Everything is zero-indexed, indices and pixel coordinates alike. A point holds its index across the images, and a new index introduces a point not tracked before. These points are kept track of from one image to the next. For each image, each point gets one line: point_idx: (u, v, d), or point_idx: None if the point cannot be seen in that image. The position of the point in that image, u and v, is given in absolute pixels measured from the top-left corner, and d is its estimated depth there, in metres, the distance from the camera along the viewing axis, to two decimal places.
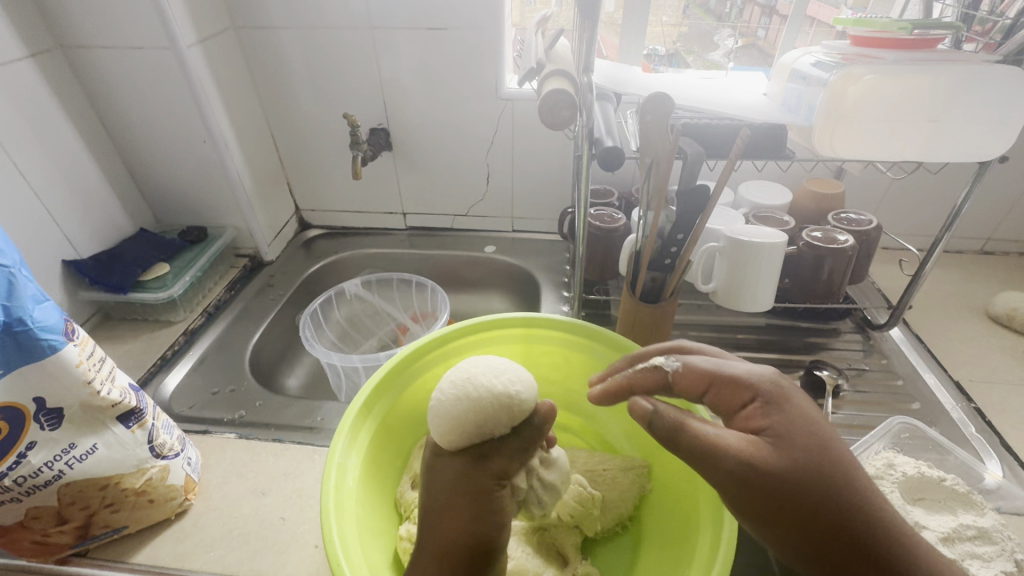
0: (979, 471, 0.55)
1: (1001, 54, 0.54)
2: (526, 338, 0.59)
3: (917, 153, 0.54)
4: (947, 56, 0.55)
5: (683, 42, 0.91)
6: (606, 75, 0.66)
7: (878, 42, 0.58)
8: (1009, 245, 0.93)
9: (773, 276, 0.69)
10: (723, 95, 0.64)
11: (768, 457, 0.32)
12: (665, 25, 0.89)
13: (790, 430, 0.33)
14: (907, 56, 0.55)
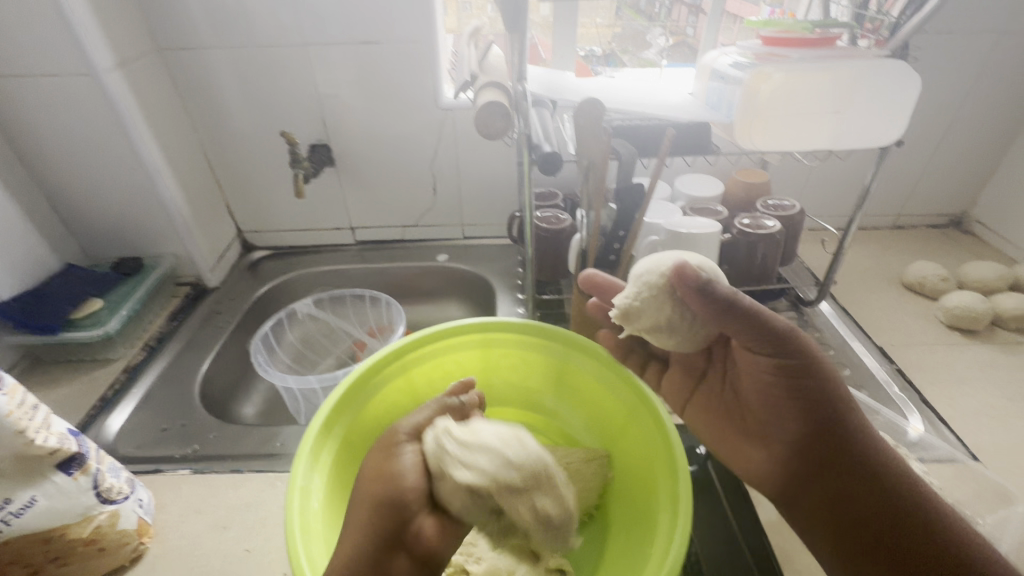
0: (903, 426, 0.61)
1: (888, 48, 0.60)
2: (484, 343, 0.61)
3: (827, 144, 0.59)
4: (843, 53, 0.60)
5: (618, 42, 0.94)
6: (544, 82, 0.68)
7: (787, 41, 0.63)
8: (917, 218, 1.03)
9: (711, 264, 0.74)
10: (651, 97, 0.68)
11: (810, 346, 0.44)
12: (599, 26, 0.92)
13: None
14: (808, 54, 0.61)
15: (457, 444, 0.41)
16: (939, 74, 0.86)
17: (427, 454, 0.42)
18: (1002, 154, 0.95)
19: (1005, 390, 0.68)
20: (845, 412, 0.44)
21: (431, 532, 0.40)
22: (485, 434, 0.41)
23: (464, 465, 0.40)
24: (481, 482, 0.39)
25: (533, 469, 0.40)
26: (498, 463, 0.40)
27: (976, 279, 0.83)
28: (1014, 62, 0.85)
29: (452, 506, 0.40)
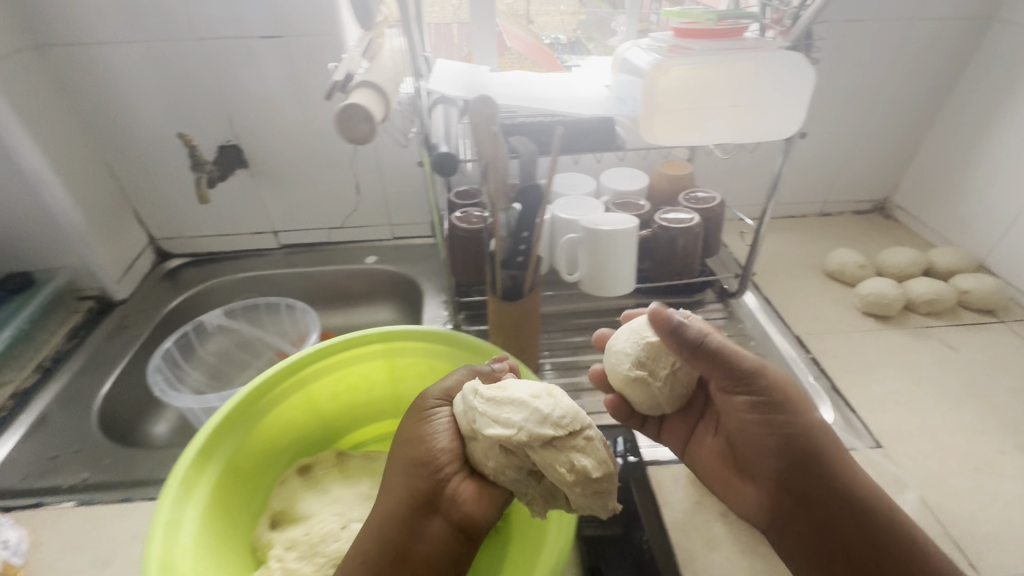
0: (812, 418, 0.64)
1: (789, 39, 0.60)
2: (388, 353, 0.58)
3: (729, 137, 0.58)
4: (746, 45, 0.59)
5: (582, 30, 0.91)
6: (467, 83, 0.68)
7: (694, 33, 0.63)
8: (843, 204, 1.05)
9: (630, 261, 0.73)
10: (561, 90, 0.69)
11: (782, 380, 0.48)
12: (563, 14, 0.89)
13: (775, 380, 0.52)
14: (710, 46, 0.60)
15: (486, 402, 0.46)
16: (852, 63, 0.87)
17: (458, 419, 0.48)
18: (919, 140, 0.97)
19: (911, 374, 0.70)
20: (821, 440, 0.47)
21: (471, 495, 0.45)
22: (515, 393, 0.46)
23: (495, 423, 0.45)
24: (511, 433, 0.43)
25: (564, 425, 0.44)
26: (527, 419, 0.44)
27: (891, 265, 0.85)
28: (927, 48, 0.86)
29: (486, 463, 0.45)
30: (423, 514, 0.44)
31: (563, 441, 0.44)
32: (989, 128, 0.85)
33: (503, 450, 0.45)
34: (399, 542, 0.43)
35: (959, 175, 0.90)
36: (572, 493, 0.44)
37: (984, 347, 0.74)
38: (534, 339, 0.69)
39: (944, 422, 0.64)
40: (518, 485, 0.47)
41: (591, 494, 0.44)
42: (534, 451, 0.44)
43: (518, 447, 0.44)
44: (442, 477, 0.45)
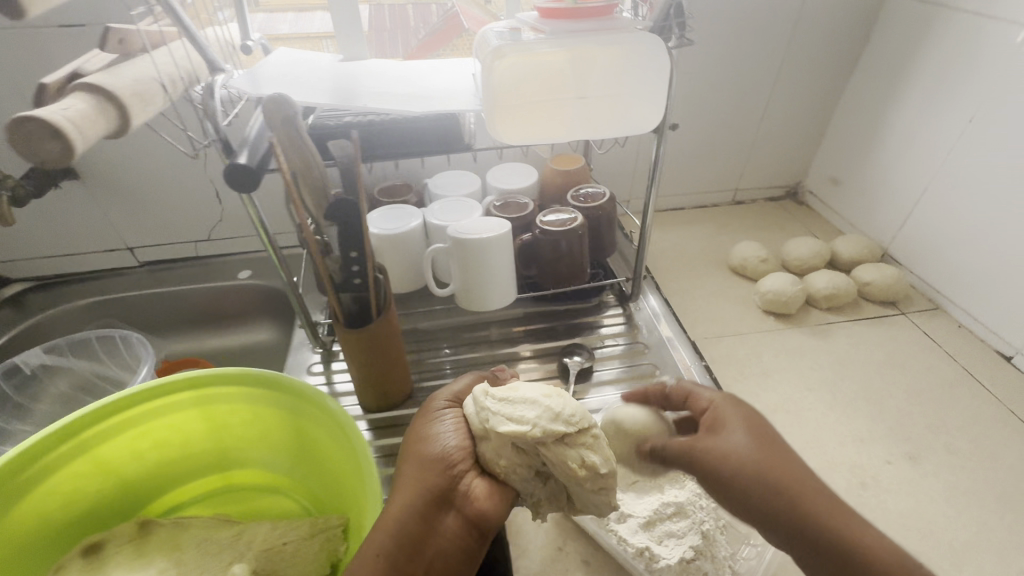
0: None
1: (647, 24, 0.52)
2: (199, 402, 0.50)
3: (580, 135, 0.51)
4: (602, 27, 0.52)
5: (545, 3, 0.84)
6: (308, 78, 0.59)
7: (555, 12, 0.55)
8: (755, 191, 1.00)
9: (506, 270, 0.66)
10: (414, 81, 0.61)
11: (722, 440, 0.39)
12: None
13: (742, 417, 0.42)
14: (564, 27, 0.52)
15: (498, 402, 0.44)
16: (747, 42, 0.81)
17: (470, 418, 0.46)
18: (825, 122, 0.93)
19: (806, 378, 0.66)
20: (777, 491, 0.36)
21: (485, 494, 0.43)
22: (528, 392, 0.44)
23: (508, 421, 0.43)
24: (527, 429, 0.41)
25: (575, 421, 0.42)
26: (541, 415, 0.42)
27: (795, 257, 0.81)
28: (824, 23, 0.81)
29: (497, 461, 0.44)
30: (436, 513, 0.42)
31: (575, 437, 0.42)
32: (889, 108, 0.82)
33: (516, 448, 0.43)
34: (413, 537, 0.40)
35: (864, 158, 0.87)
36: (581, 489, 0.42)
37: (882, 343, 0.71)
38: (394, 364, 0.61)
39: (834, 432, 0.59)
40: (526, 485, 0.45)
41: (598, 490, 0.42)
42: (547, 448, 0.42)
43: (530, 444, 0.42)
44: (455, 474, 0.44)
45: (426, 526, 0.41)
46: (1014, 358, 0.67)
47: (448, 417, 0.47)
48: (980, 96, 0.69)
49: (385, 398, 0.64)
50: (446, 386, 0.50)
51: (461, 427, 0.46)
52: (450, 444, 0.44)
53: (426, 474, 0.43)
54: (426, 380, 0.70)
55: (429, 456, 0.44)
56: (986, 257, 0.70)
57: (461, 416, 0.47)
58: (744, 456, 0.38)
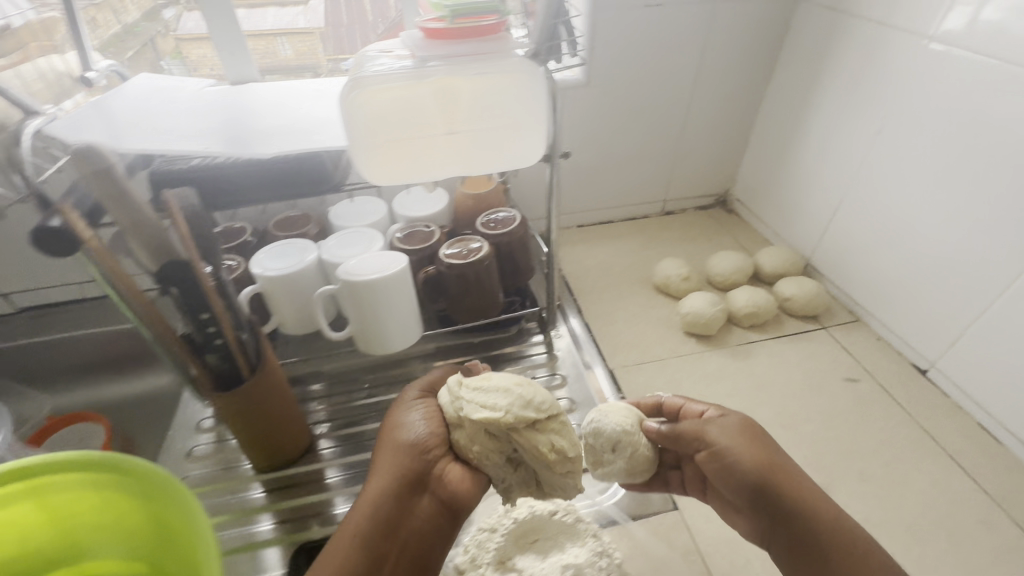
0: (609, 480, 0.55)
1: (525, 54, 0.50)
2: (34, 493, 0.43)
3: (454, 172, 0.46)
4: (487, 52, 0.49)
5: None
6: (160, 111, 0.53)
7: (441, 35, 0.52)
8: (683, 201, 0.98)
9: (405, 311, 0.62)
10: (285, 112, 0.55)
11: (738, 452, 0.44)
12: None
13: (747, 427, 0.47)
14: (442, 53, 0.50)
15: (473, 391, 0.44)
16: (657, 53, 0.78)
17: (443, 408, 0.47)
18: (746, 130, 0.92)
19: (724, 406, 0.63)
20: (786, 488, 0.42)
21: (456, 475, 0.45)
22: (500, 381, 0.45)
23: (482, 408, 0.43)
24: (499, 416, 0.42)
25: (544, 408, 0.43)
26: (512, 402, 0.43)
27: (718, 272, 0.79)
28: (738, 30, 0.79)
29: (469, 447, 0.45)
30: (408, 496, 0.44)
31: (544, 423, 0.44)
32: (804, 117, 0.81)
33: (489, 434, 0.44)
34: (387, 517, 0.43)
35: (784, 167, 0.86)
36: (550, 472, 0.44)
37: (801, 362, 0.69)
38: (279, 423, 0.56)
39: None
40: (498, 471, 0.45)
41: (565, 473, 0.44)
42: (519, 433, 0.43)
43: (503, 430, 0.43)
44: (429, 459, 0.45)
45: (399, 508, 0.44)
46: (929, 371, 0.67)
47: (423, 406, 0.48)
48: (885, 106, 0.68)
49: (279, 455, 0.59)
50: (422, 377, 0.51)
51: (435, 415, 0.47)
52: (423, 431, 0.46)
53: (399, 461, 0.45)
54: (336, 428, 0.65)
55: (402, 444, 0.45)
56: (899, 268, 0.69)
57: (435, 407, 0.48)
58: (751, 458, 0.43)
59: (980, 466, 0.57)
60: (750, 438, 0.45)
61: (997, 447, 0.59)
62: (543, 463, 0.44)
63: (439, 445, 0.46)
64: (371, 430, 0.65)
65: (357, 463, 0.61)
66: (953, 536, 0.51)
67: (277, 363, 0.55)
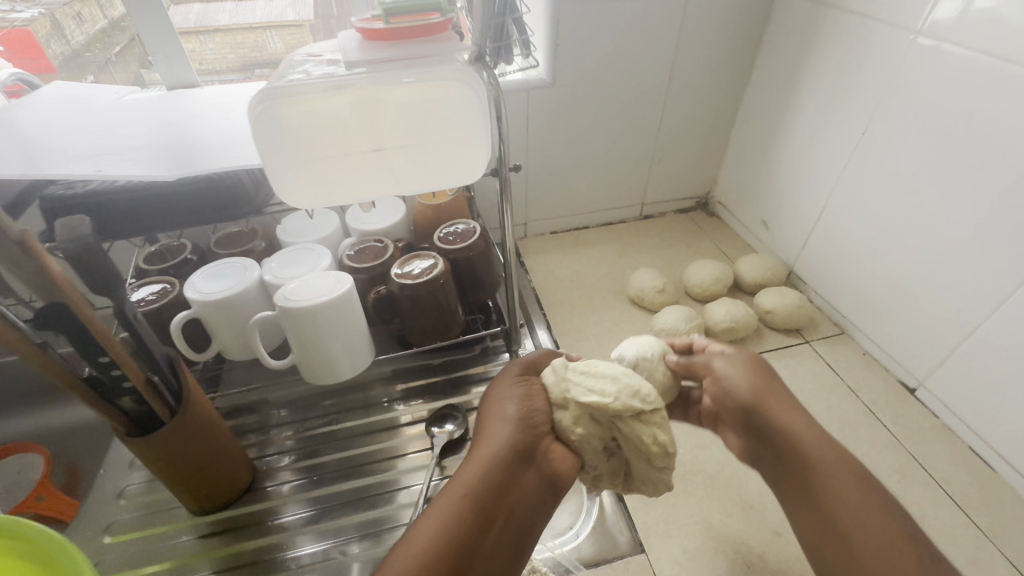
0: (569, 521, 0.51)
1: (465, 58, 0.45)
2: None
3: (384, 193, 0.42)
4: (429, 57, 0.45)
5: None
6: (55, 128, 0.47)
7: (376, 35, 0.48)
8: (662, 205, 0.93)
9: (351, 337, 0.57)
10: (203, 126, 0.50)
11: (742, 372, 0.48)
12: None
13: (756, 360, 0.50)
14: (372, 57, 0.45)
15: (581, 374, 0.48)
16: (628, 50, 0.73)
17: (550, 387, 0.49)
18: (726, 130, 0.87)
19: (697, 433, 0.60)
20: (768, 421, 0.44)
21: (560, 453, 0.48)
22: (607, 368, 0.48)
23: (590, 392, 0.47)
24: (609, 402, 0.45)
25: (651, 401, 0.46)
26: (620, 391, 0.46)
27: (695, 284, 0.75)
28: (714, 24, 0.74)
29: (574, 430, 0.47)
30: (519, 465, 0.46)
31: (645, 416, 0.46)
32: (786, 117, 0.76)
33: (594, 421, 0.47)
34: (501, 485, 0.44)
35: (765, 169, 0.81)
36: (649, 465, 0.46)
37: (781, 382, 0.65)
38: (212, 465, 0.52)
39: (721, 501, 0.53)
40: (594, 461, 0.48)
41: (663, 467, 0.46)
42: (624, 421, 0.46)
43: (608, 416, 0.46)
44: (538, 434, 0.47)
45: (510, 476, 0.45)
46: (917, 391, 0.63)
47: (526, 385, 0.50)
48: (870, 107, 0.63)
49: (214, 498, 0.54)
50: (520, 357, 0.53)
51: (538, 394, 0.49)
52: (530, 406, 0.48)
53: (514, 431, 0.46)
54: (298, 459, 0.61)
55: (511, 417, 0.47)
56: (883, 281, 0.65)
57: (537, 387, 0.50)
58: (745, 376, 0.48)
59: (970, 497, 0.53)
60: (754, 368, 0.48)
61: (988, 475, 0.55)
62: (642, 454, 0.46)
63: (545, 421, 0.48)
64: (332, 461, 0.61)
65: (319, 498, 0.57)
66: None
67: (205, 400, 0.50)
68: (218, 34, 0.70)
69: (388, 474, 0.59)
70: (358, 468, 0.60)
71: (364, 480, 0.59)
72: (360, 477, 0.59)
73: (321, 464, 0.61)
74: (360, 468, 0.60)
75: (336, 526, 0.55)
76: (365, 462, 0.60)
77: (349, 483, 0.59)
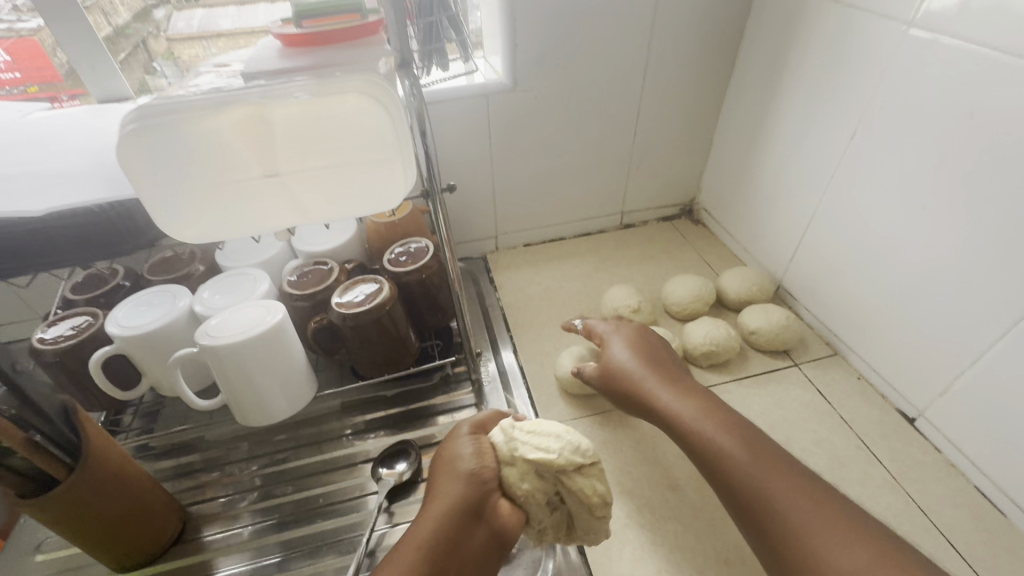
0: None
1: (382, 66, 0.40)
2: None
3: (290, 223, 0.37)
4: (342, 65, 0.40)
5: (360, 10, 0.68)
6: None
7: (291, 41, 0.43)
8: (643, 212, 0.88)
9: (286, 372, 0.52)
10: (105, 143, 0.45)
11: (626, 360, 0.54)
12: None
13: (644, 344, 0.56)
14: (281, 66, 0.40)
15: (526, 431, 0.43)
16: (595, 50, 0.68)
17: (498, 446, 0.45)
18: (708, 132, 0.81)
19: (672, 472, 0.54)
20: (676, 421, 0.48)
21: (509, 509, 0.43)
22: (553, 424, 0.44)
23: (534, 448, 0.42)
24: (554, 458, 0.41)
25: (592, 453, 0.43)
26: (566, 445, 0.42)
27: (674, 301, 0.69)
28: (688, 21, 0.68)
29: (520, 485, 0.43)
30: (469, 523, 0.41)
31: (588, 467, 0.43)
32: (769, 118, 0.70)
33: (539, 474, 0.43)
34: (445, 553, 0.40)
35: (750, 174, 0.75)
36: (589, 516, 0.43)
37: (766, 412, 0.59)
38: (131, 520, 0.47)
39: (695, 554, 0.47)
40: (536, 514, 0.43)
41: (601, 518, 0.43)
42: (567, 476, 0.42)
43: (552, 471, 0.42)
44: (488, 494, 0.43)
45: (458, 537, 0.41)
46: (917, 421, 0.56)
47: (476, 441, 0.46)
48: (859, 107, 0.57)
49: (137, 553, 0.49)
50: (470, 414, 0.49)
51: (487, 451, 0.45)
52: (482, 460, 0.44)
53: (462, 490, 0.42)
54: (255, 500, 0.56)
55: (465, 471, 0.43)
56: (874, 300, 0.59)
57: (487, 443, 0.46)
58: (633, 362, 0.54)
59: (977, 546, 0.47)
60: (638, 348, 0.56)
61: (997, 520, 0.49)
62: (584, 507, 0.42)
63: (497, 476, 0.44)
64: (290, 503, 0.56)
65: (268, 546, 0.53)
66: None
67: (117, 453, 0.45)
68: (220, 40, 0.61)
69: (352, 517, 0.54)
70: (315, 512, 0.55)
71: (326, 524, 0.54)
72: (320, 521, 0.54)
73: (266, 507, 0.56)
74: (305, 514, 0.55)
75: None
76: (310, 507, 0.55)
77: (296, 531, 0.53)
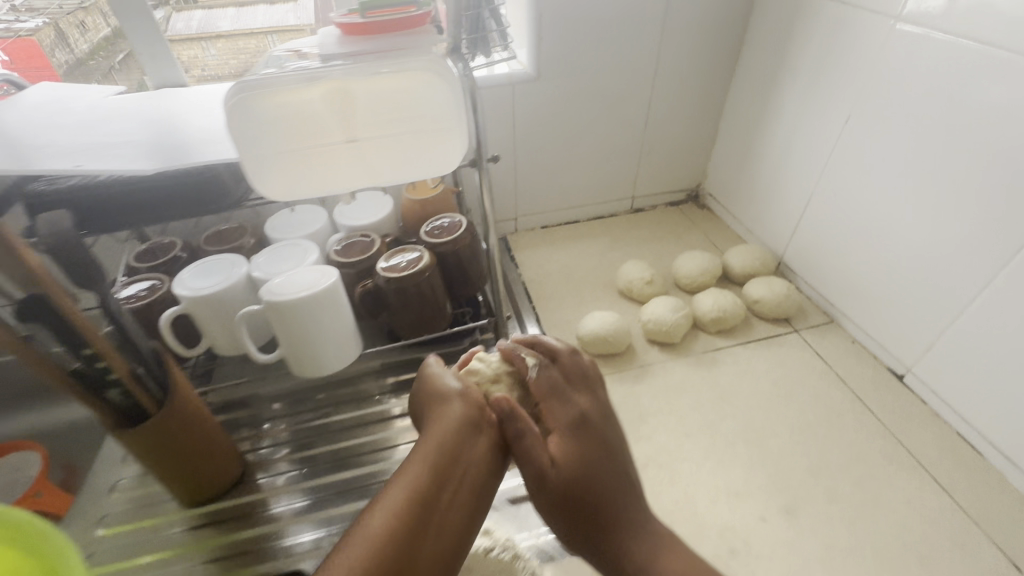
0: None
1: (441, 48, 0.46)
2: None
3: (361, 185, 0.42)
4: (404, 49, 0.45)
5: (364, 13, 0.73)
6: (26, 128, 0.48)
7: (354, 30, 0.49)
8: (652, 197, 0.94)
9: (337, 330, 0.58)
10: (186, 119, 0.51)
11: (584, 465, 0.42)
12: None
13: (605, 451, 0.43)
14: (350, 50, 0.46)
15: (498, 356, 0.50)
16: (613, 43, 0.74)
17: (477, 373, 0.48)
18: (714, 122, 0.87)
19: (685, 421, 0.60)
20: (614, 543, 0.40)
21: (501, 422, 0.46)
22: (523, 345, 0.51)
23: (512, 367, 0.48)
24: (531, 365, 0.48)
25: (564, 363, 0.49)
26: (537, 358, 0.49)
27: (684, 274, 0.75)
28: (697, 17, 0.74)
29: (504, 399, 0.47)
30: (468, 437, 0.43)
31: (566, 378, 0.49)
32: (771, 107, 0.76)
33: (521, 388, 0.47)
34: (450, 462, 0.42)
35: (753, 159, 0.81)
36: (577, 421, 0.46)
37: (769, 371, 0.65)
38: (204, 457, 0.53)
39: (706, 486, 0.53)
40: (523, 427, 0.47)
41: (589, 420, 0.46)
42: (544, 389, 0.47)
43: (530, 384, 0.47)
44: (481, 411, 0.45)
45: (461, 446, 0.42)
46: (905, 377, 0.62)
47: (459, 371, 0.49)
48: (852, 94, 0.63)
49: (205, 490, 0.55)
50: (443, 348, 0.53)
51: (469, 379, 0.48)
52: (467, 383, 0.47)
53: (457, 408, 0.44)
54: (292, 451, 0.62)
55: (454, 394, 0.46)
56: (867, 269, 0.65)
57: (468, 372, 0.49)
58: (581, 461, 0.42)
59: (956, 480, 0.53)
60: (594, 445, 0.43)
61: (975, 460, 0.55)
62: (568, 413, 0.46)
63: (483, 398, 0.47)
64: (325, 453, 0.61)
65: (309, 488, 0.58)
66: (927, 562, 0.47)
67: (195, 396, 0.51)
68: (221, 40, 0.68)
69: (384, 463, 0.60)
70: (350, 459, 0.60)
71: (368, 468, 0.59)
72: (365, 465, 0.60)
73: (315, 454, 0.61)
74: (350, 460, 0.60)
75: (327, 515, 0.55)
76: (356, 454, 0.61)
77: (342, 473, 0.59)
